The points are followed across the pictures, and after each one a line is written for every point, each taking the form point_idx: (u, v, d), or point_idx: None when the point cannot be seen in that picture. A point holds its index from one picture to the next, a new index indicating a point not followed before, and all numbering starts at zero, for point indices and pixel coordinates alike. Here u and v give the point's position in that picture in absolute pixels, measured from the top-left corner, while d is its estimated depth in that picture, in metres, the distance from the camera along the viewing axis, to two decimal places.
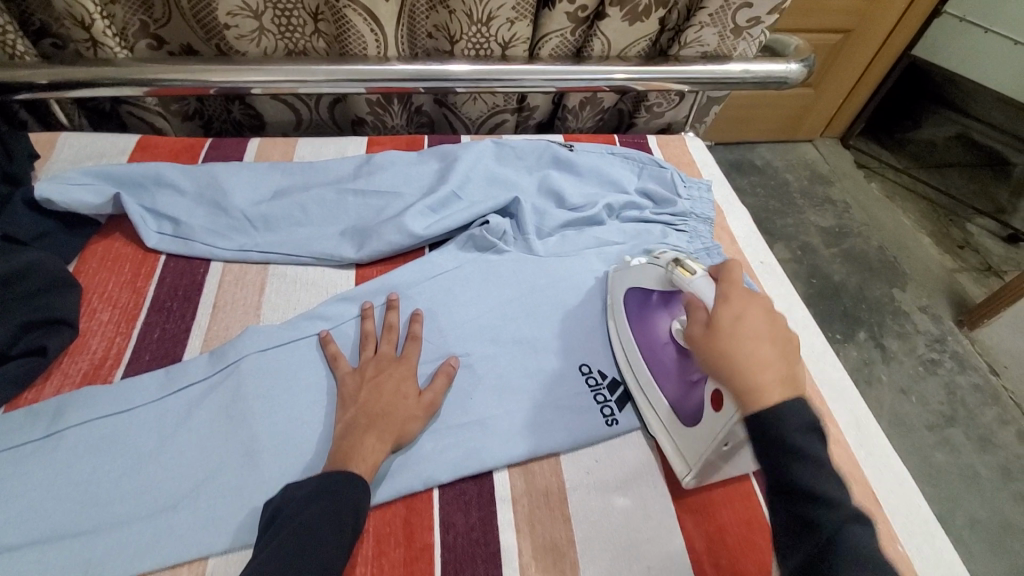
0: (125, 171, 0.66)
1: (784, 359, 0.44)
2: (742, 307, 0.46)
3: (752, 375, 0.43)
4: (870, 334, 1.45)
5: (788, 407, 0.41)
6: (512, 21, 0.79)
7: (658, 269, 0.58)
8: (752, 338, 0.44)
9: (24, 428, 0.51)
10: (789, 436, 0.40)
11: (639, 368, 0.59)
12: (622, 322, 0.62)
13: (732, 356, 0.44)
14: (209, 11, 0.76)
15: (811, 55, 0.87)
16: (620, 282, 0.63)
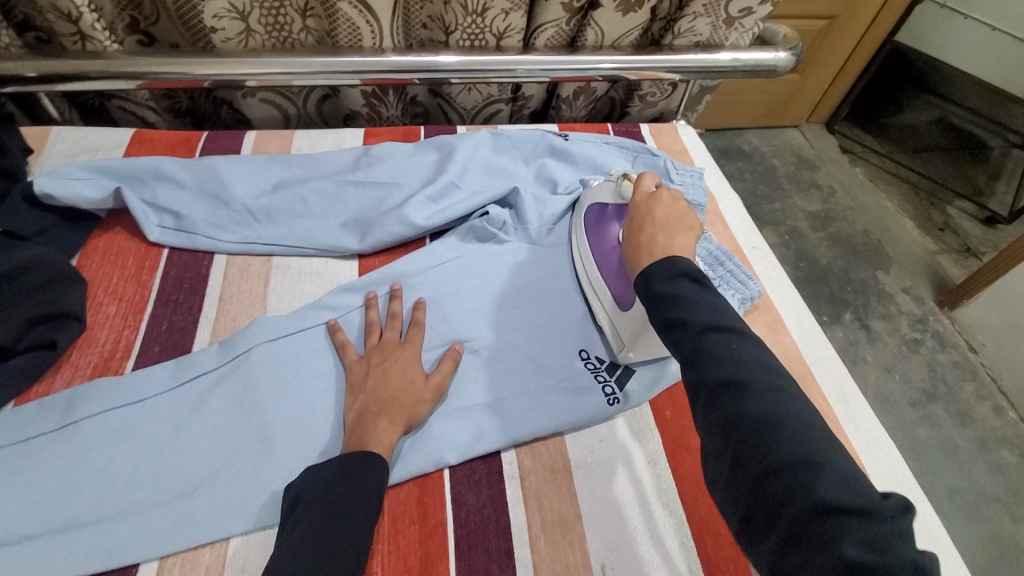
0: (124, 165, 0.66)
1: (672, 232, 0.52)
2: (658, 201, 0.55)
3: (648, 249, 0.51)
4: (855, 316, 1.49)
5: (657, 262, 0.47)
6: (507, 12, 0.80)
7: (609, 184, 0.66)
8: (656, 221, 0.53)
9: (38, 420, 0.52)
10: (654, 285, 0.46)
11: (591, 273, 0.64)
12: (582, 236, 0.67)
13: (642, 244, 0.52)
14: (195, 13, 0.75)
15: (799, 42, 0.90)
16: (581, 207, 0.70)
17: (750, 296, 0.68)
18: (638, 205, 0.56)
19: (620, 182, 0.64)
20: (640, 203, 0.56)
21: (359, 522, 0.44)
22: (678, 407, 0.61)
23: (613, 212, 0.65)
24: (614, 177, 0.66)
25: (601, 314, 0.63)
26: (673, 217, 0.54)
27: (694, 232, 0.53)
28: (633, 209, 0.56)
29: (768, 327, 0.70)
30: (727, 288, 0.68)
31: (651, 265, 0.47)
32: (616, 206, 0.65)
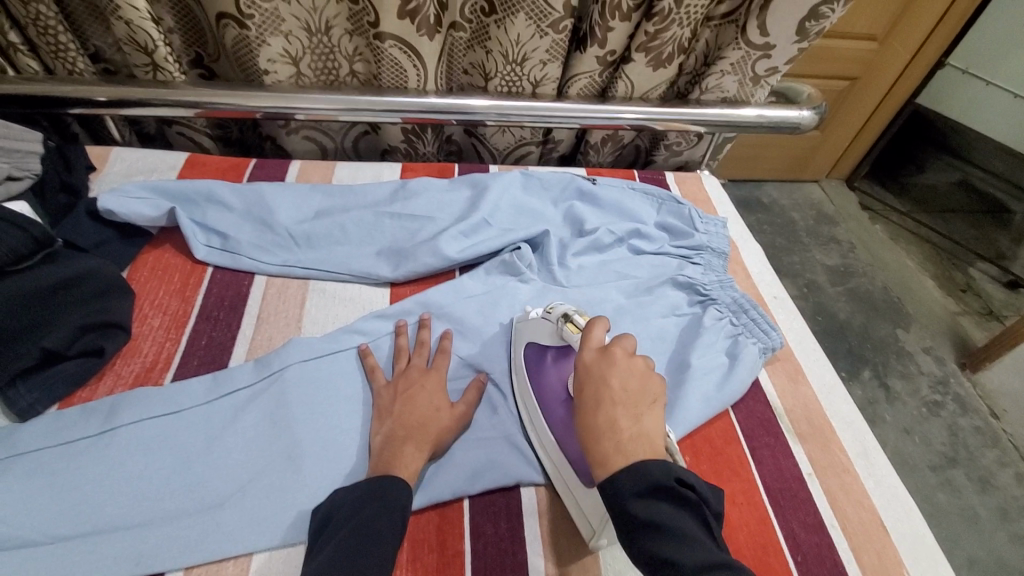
0: (181, 187, 0.71)
1: (638, 414, 0.46)
2: (613, 363, 0.49)
3: (624, 450, 0.43)
4: (874, 373, 1.48)
5: (623, 474, 0.42)
6: (545, 62, 0.84)
7: (549, 324, 0.59)
8: (615, 394, 0.47)
9: (80, 424, 0.54)
10: (625, 503, 0.41)
11: (542, 438, 0.57)
12: (526, 384, 0.60)
13: (613, 437, 0.44)
14: (251, 55, 0.80)
15: (823, 102, 0.93)
16: (519, 343, 0.63)
17: (772, 345, 0.70)
18: (589, 369, 0.49)
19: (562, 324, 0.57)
20: (593, 362, 0.50)
21: (389, 540, 0.45)
22: (698, 453, 0.62)
23: (552, 358, 0.60)
24: (555, 316, 0.59)
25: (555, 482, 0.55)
26: (632, 388, 0.48)
27: (656, 404, 0.47)
28: (584, 374, 0.49)
29: (789, 378, 0.70)
30: (748, 336, 0.71)
31: (621, 471, 0.42)
32: (556, 347, 0.60)
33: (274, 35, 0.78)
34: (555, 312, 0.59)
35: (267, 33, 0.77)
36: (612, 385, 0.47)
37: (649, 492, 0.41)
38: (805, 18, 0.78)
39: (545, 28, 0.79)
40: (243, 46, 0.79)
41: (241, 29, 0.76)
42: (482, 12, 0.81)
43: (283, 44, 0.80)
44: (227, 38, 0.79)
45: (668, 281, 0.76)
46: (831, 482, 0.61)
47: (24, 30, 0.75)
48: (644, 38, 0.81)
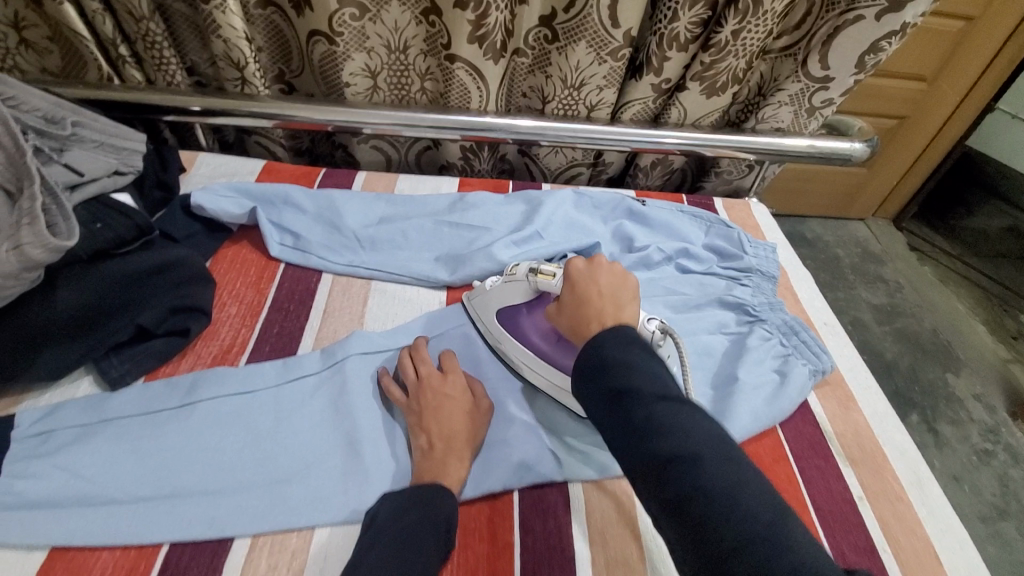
0: (261, 188, 0.77)
1: (620, 303, 0.54)
2: (597, 269, 0.57)
3: (600, 318, 0.51)
4: (922, 418, 1.42)
5: (604, 334, 0.48)
6: (601, 88, 0.88)
7: (517, 284, 0.66)
8: (600, 290, 0.55)
9: (164, 396, 0.58)
10: (605, 351, 0.47)
11: (534, 366, 0.64)
12: (509, 342, 0.66)
13: (589, 316, 0.52)
14: (336, 69, 0.87)
15: (874, 136, 0.94)
16: (488, 308, 0.68)
17: (823, 368, 0.70)
18: (575, 276, 0.57)
19: (533, 277, 0.63)
20: (581, 269, 0.57)
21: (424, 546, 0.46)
22: None
23: (525, 308, 0.66)
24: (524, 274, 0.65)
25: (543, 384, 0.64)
26: (614, 284, 0.56)
27: (635, 299, 0.56)
28: (573, 279, 0.57)
29: (839, 402, 0.70)
30: (797, 357, 0.71)
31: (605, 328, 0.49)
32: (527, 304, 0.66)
33: (358, 51, 0.86)
34: (518, 273, 0.66)
35: (352, 50, 0.85)
36: (594, 283, 0.56)
37: (628, 350, 0.46)
38: (865, 52, 0.80)
39: (603, 55, 0.83)
40: (331, 60, 0.87)
41: (330, 45, 0.84)
42: (545, 41, 0.85)
43: (365, 59, 0.87)
44: (316, 53, 0.87)
45: (716, 300, 0.77)
46: (883, 508, 0.60)
47: (134, 45, 0.84)
48: (699, 68, 0.85)
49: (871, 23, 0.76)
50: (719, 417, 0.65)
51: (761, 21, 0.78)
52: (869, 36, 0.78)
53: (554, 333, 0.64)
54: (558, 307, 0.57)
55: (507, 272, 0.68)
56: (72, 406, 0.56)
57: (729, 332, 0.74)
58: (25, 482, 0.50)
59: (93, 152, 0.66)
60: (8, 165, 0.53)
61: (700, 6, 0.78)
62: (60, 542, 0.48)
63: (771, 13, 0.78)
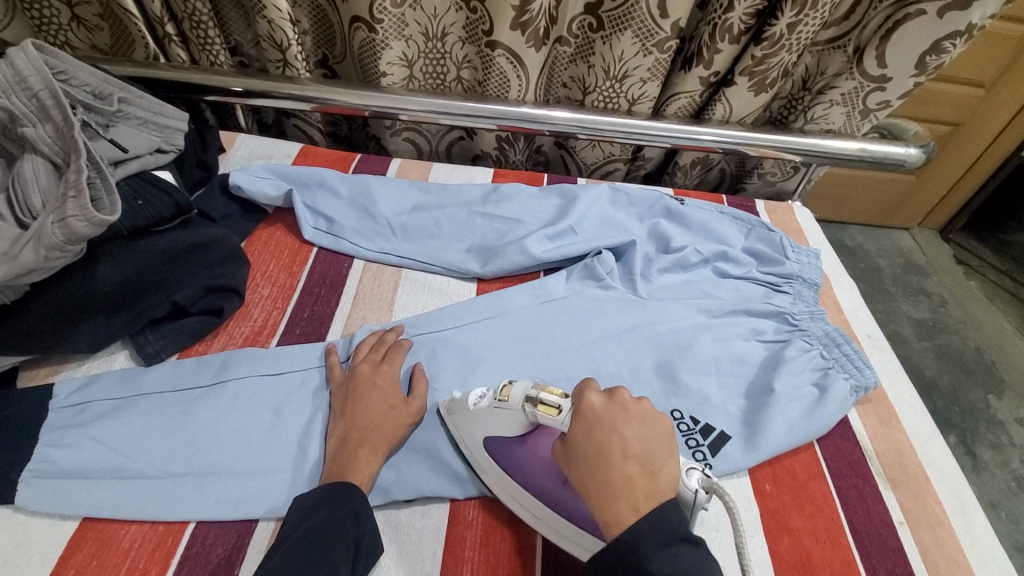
0: (297, 171, 0.77)
1: (652, 467, 0.43)
2: (624, 415, 0.46)
3: (628, 493, 0.42)
4: (960, 439, 1.36)
5: (643, 520, 0.40)
6: (645, 81, 0.85)
7: (509, 413, 0.52)
8: (626, 453, 0.44)
9: (195, 374, 0.59)
10: (645, 555, 0.38)
11: (542, 515, 0.50)
12: (499, 480, 0.53)
13: (620, 509, 0.42)
14: (373, 58, 0.86)
15: (931, 141, 0.89)
16: (473, 437, 0.55)
17: (865, 384, 0.67)
18: (595, 420, 0.46)
19: (530, 407, 0.50)
20: (596, 406, 0.47)
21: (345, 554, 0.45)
22: (779, 482, 0.60)
23: (519, 437, 0.53)
24: (519, 402, 0.51)
25: (551, 535, 0.50)
26: (646, 438, 0.45)
27: (670, 449, 0.45)
28: (592, 421, 0.46)
29: (880, 420, 0.67)
30: (838, 371, 0.68)
31: (638, 524, 0.40)
32: (522, 439, 0.52)
33: (396, 39, 0.84)
34: (512, 395, 0.52)
35: (390, 38, 0.84)
36: (625, 450, 0.44)
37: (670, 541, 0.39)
38: (925, 52, 0.76)
39: (649, 47, 0.80)
40: (368, 49, 0.85)
41: (369, 33, 0.83)
42: (590, 29, 0.83)
43: (403, 48, 0.86)
44: (356, 40, 0.86)
45: (756, 306, 0.74)
46: (923, 534, 0.58)
47: (179, 24, 0.84)
48: (749, 62, 0.81)
49: (933, 18, 0.72)
50: (752, 428, 0.63)
51: (818, 12, 0.75)
52: (931, 35, 0.74)
53: (558, 472, 0.50)
54: (565, 451, 0.47)
55: (498, 389, 0.54)
56: (107, 379, 0.57)
57: (766, 340, 0.71)
58: (61, 451, 0.52)
59: (137, 130, 0.67)
60: (56, 137, 0.54)
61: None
62: (93, 513, 0.49)
63: (828, 5, 0.74)
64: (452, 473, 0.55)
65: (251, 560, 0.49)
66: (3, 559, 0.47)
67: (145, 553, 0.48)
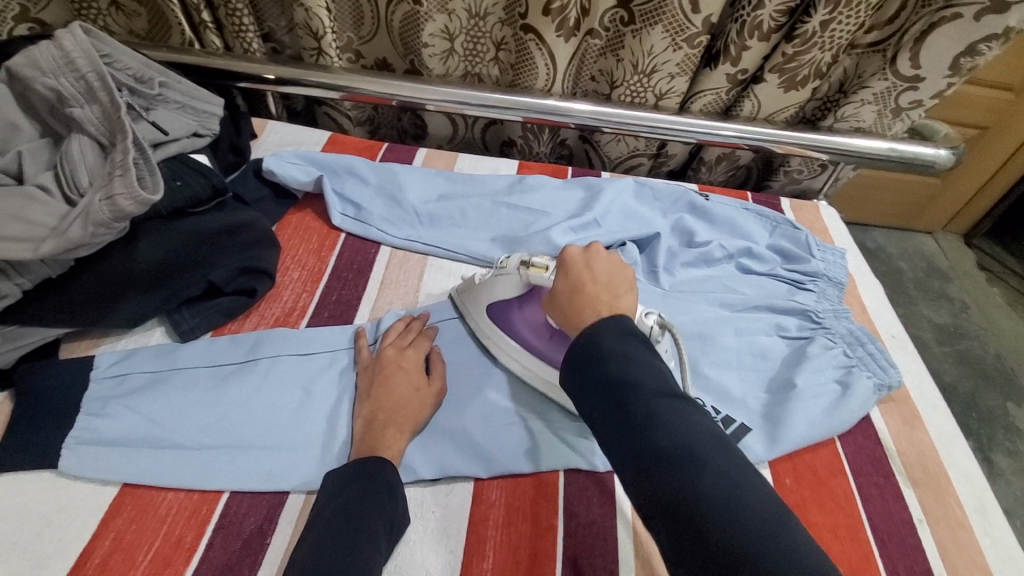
0: (328, 158, 0.78)
1: (615, 292, 0.50)
2: (595, 258, 0.54)
3: (592, 307, 0.49)
4: (977, 446, 1.34)
5: (605, 328, 0.45)
6: (673, 76, 0.86)
7: (508, 278, 0.61)
8: (598, 279, 0.51)
9: (228, 351, 0.60)
10: (604, 341, 0.44)
11: (526, 362, 0.62)
12: (495, 334, 0.64)
13: (587, 309, 0.49)
14: (416, 30, 0.88)
15: (962, 143, 0.88)
16: (478, 306, 0.65)
17: (890, 383, 0.66)
18: (570, 266, 0.54)
19: (524, 270, 0.59)
20: (576, 256, 0.54)
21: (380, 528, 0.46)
22: (799, 478, 0.60)
23: (518, 301, 0.63)
24: (515, 265, 0.61)
25: (532, 380, 0.62)
26: (613, 275, 0.52)
27: (632, 286, 0.52)
28: (568, 266, 0.54)
29: (903, 420, 0.67)
30: (861, 369, 0.68)
31: (596, 321, 0.46)
32: (519, 294, 0.62)
33: (439, 13, 0.85)
34: (510, 264, 0.62)
35: (433, 11, 0.84)
36: (593, 279, 0.52)
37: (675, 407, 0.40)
38: (961, 54, 0.75)
39: (679, 41, 0.80)
40: (412, 22, 0.87)
41: (414, 5, 0.84)
42: (621, 22, 0.83)
43: (445, 21, 0.86)
44: (397, 14, 0.87)
45: (780, 303, 0.74)
46: (943, 533, 0.57)
47: (216, 11, 0.86)
48: (779, 59, 0.81)
49: (968, 22, 0.72)
50: (774, 422, 0.63)
51: (856, 12, 0.75)
52: (967, 35, 0.73)
53: (546, 327, 0.60)
54: (551, 297, 0.54)
55: (499, 264, 0.64)
56: (145, 353, 0.59)
57: (789, 337, 0.71)
58: (103, 421, 0.54)
59: (176, 113, 0.69)
60: (102, 118, 0.56)
61: None
62: (132, 479, 0.51)
63: (865, 3, 0.74)
64: (476, 454, 0.56)
65: (281, 530, 0.50)
66: (46, 520, 0.49)
67: (180, 520, 0.50)
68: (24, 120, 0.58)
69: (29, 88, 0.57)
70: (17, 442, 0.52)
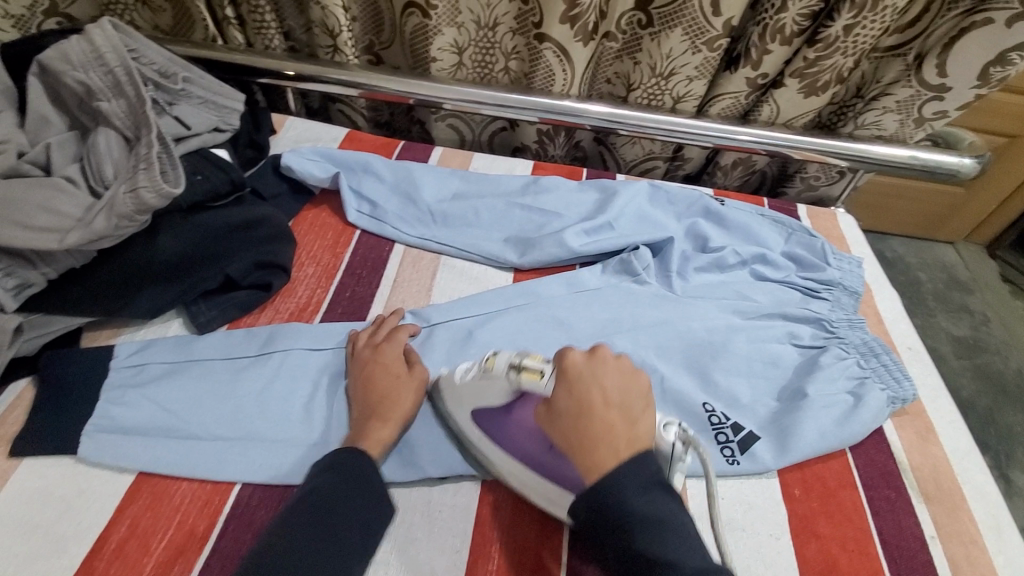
0: (344, 155, 0.79)
1: (631, 418, 0.46)
2: (600, 365, 0.49)
3: (612, 452, 0.44)
4: (994, 463, 1.31)
5: (624, 471, 0.42)
6: (692, 79, 0.85)
7: (494, 383, 0.53)
8: (608, 401, 0.47)
9: (243, 344, 0.61)
10: (626, 497, 0.41)
11: (520, 473, 0.53)
12: (483, 446, 0.55)
13: (604, 454, 0.44)
14: (425, 43, 0.88)
15: (985, 152, 0.87)
16: (460, 408, 0.56)
17: (903, 396, 0.66)
18: (578, 374, 0.48)
19: (514, 374, 0.51)
20: (579, 361, 0.49)
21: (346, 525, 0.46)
22: (809, 488, 0.60)
23: (504, 408, 0.55)
24: (503, 364, 0.52)
25: (520, 488, 0.53)
26: (619, 389, 0.48)
27: (648, 401, 0.49)
28: (573, 377, 0.48)
29: (917, 433, 0.66)
30: (875, 381, 0.67)
31: (613, 470, 0.43)
32: (506, 403, 0.54)
33: (449, 25, 0.86)
34: (497, 366, 0.52)
35: (443, 24, 0.85)
36: (609, 402, 0.47)
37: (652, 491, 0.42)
38: (990, 63, 0.74)
39: (699, 44, 0.80)
40: (421, 34, 0.87)
41: (423, 18, 0.84)
42: (639, 25, 0.83)
43: (454, 35, 0.87)
44: (408, 26, 0.88)
45: (794, 311, 0.73)
46: (954, 550, 0.57)
47: (238, 7, 0.87)
48: (800, 64, 0.80)
49: (1001, 28, 0.70)
50: (785, 432, 0.62)
51: (879, 16, 0.73)
52: (1000, 42, 0.71)
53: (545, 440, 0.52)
54: (548, 413, 0.49)
55: (482, 360, 0.54)
56: (164, 344, 0.60)
57: (802, 346, 0.71)
58: (120, 409, 0.55)
59: (198, 108, 0.69)
60: (127, 112, 0.57)
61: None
62: (148, 468, 0.52)
63: (891, 8, 0.72)
64: None
65: None
66: (66, 505, 0.50)
67: (194, 509, 0.51)
68: (52, 112, 0.59)
69: (58, 81, 0.58)
70: (41, 427, 0.53)
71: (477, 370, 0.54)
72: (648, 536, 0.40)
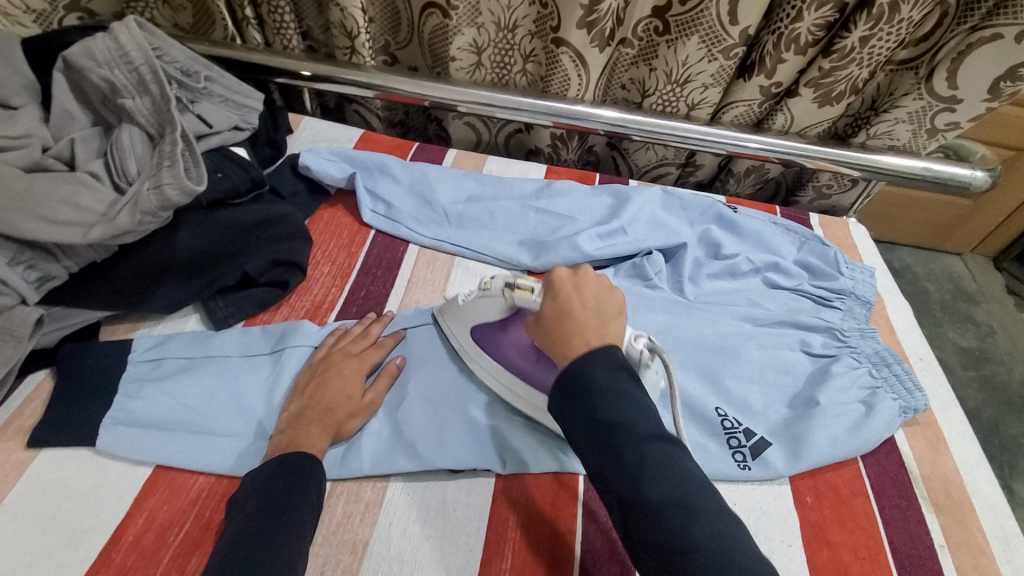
0: (361, 156, 0.80)
1: (603, 318, 0.51)
2: (583, 282, 0.54)
3: (581, 337, 0.49)
4: (998, 473, 1.31)
5: (596, 353, 0.46)
6: (707, 86, 0.85)
7: (492, 300, 0.59)
8: (587, 307, 0.52)
9: (259, 342, 0.62)
10: (594, 375, 0.45)
11: (512, 385, 0.59)
12: (481, 359, 0.61)
13: (575, 342, 0.49)
14: (444, 42, 0.89)
15: (998, 165, 0.87)
16: (461, 327, 0.62)
17: (915, 407, 0.66)
18: (561, 286, 0.54)
19: (508, 292, 0.57)
20: (564, 278, 0.54)
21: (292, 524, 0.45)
22: (821, 496, 0.60)
23: (500, 326, 0.61)
24: (499, 286, 0.58)
25: (513, 399, 0.59)
26: (600, 299, 0.53)
27: (620, 310, 0.54)
28: (556, 289, 0.54)
29: (929, 443, 0.66)
30: (887, 391, 0.67)
31: (581, 354, 0.47)
32: (501, 317, 0.60)
33: (468, 26, 0.86)
34: (494, 286, 0.59)
35: (463, 24, 0.86)
36: (586, 309, 0.52)
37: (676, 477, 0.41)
38: (1001, 77, 0.74)
39: (715, 52, 0.80)
40: (441, 34, 0.89)
41: (444, 18, 0.86)
42: (655, 32, 0.83)
43: (474, 35, 0.88)
44: (428, 26, 0.89)
45: (806, 320, 0.73)
46: (965, 561, 0.57)
47: (258, 7, 0.88)
48: (815, 74, 0.80)
49: (1010, 43, 0.71)
50: (797, 440, 0.62)
51: (894, 29, 0.73)
52: (1009, 57, 0.72)
53: (533, 351, 0.59)
54: (537, 323, 0.54)
55: (482, 284, 0.61)
56: (181, 338, 0.61)
57: (814, 354, 0.71)
58: (138, 402, 0.55)
59: (218, 107, 0.70)
60: (151, 110, 0.58)
61: (828, 8, 0.73)
62: (165, 462, 0.53)
63: (906, 21, 0.73)
64: (498, 453, 0.57)
65: None
66: (83, 496, 0.51)
67: (210, 504, 0.51)
68: (77, 108, 0.60)
69: (83, 76, 0.59)
70: (60, 417, 0.54)
71: (477, 292, 0.60)
72: (626, 449, 0.42)
